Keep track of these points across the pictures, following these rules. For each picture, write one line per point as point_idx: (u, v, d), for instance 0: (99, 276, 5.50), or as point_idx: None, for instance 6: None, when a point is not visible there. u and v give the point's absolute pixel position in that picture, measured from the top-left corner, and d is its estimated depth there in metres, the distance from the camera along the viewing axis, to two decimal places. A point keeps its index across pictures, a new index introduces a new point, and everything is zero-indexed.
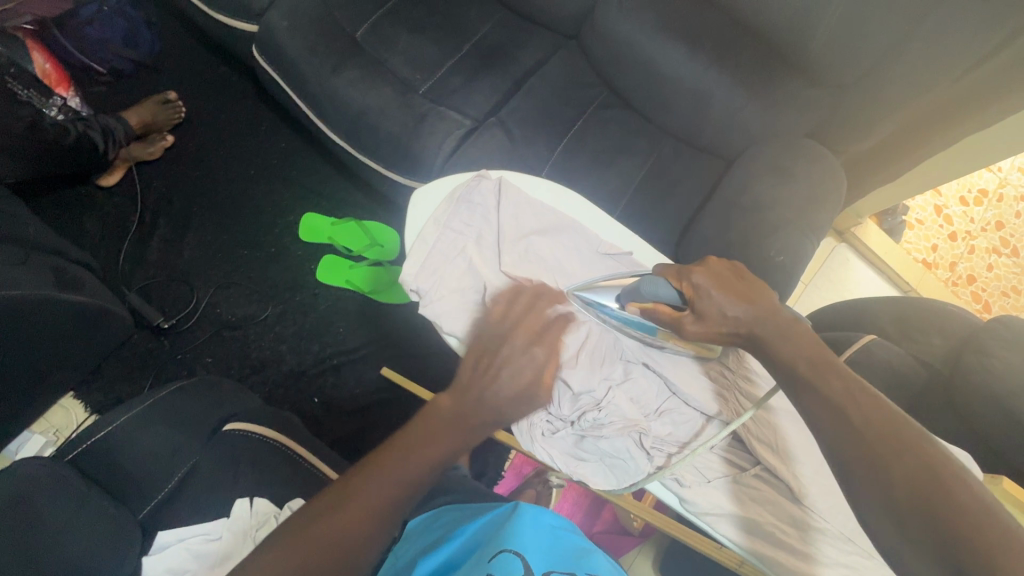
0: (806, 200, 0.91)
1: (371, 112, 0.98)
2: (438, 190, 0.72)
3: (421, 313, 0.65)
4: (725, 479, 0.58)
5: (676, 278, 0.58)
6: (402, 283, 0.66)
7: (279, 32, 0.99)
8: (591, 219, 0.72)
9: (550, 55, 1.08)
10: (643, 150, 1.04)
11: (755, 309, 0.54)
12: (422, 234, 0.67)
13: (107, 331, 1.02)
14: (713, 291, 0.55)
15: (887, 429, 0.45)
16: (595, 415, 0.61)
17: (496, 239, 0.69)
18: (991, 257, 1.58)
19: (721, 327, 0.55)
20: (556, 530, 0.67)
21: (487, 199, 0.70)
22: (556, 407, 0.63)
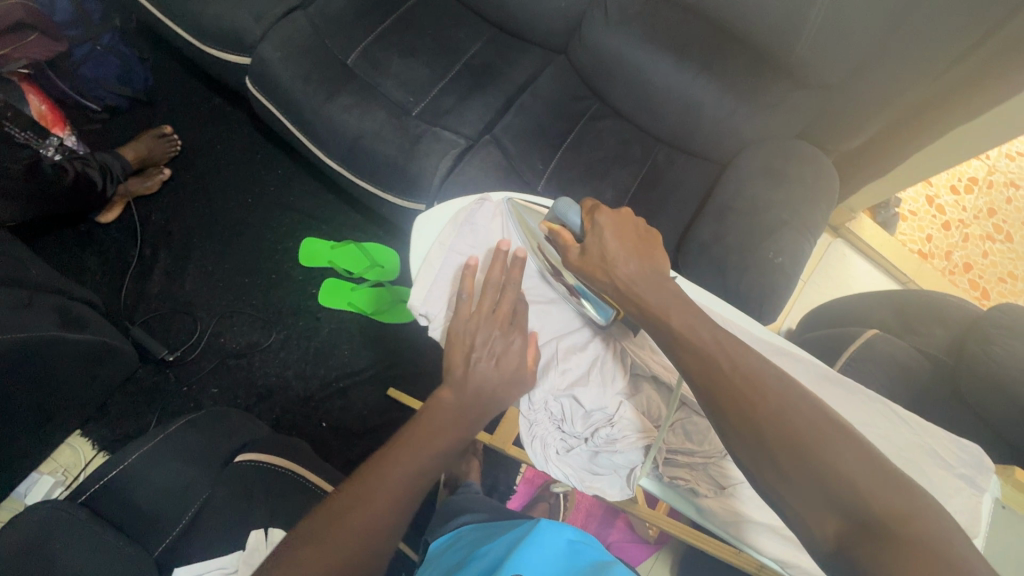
0: (800, 200, 0.92)
1: (367, 137, 0.99)
2: (441, 215, 0.73)
3: (432, 336, 0.66)
4: (741, 486, 0.59)
5: (585, 213, 0.61)
6: (411, 308, 0.66)
7: (270, 62, 1.00)
8: None
9: (540, 71, 1.10)
10: (636, 159, 1.05)
11: (634, 259, 0.56)
12: (428, 260, 0.68)
13: (112, 367, 1.02)
14: (605, 233, 0.58)
15: (750, 370, 0.46)
16: (608, 431, 0.61)
17: None
18: (985, 244, 1.59)
19: (598, 264, 0.58)
20: (575, 546, 0.67)
21: (491, 223, 0.70)
22: (569, 425, 0.63)
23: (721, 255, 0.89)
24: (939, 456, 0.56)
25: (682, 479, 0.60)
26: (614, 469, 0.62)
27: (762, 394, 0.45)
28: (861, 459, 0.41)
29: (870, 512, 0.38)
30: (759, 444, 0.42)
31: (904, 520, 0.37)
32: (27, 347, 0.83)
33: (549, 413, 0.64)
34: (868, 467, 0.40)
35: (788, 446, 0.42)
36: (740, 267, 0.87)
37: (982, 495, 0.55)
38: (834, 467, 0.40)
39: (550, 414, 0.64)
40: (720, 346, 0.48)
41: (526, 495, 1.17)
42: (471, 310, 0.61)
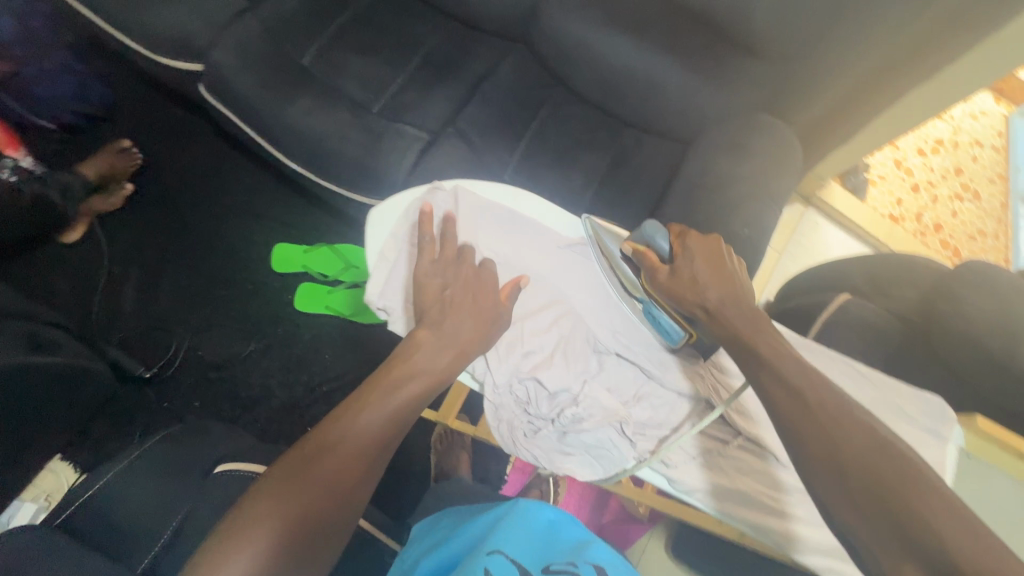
0: (765, 172, 0.93)
1: (329, 137, 0.98)
2: (396, 207, 0.71)
3: (390, 330, 0.65)
4: (707, 454, 0.61)
5: (674, 237, 0.63)
6: (368, 302, 0.66)
7: (224, 67, 0.98)
8: (557, 218, 0.72)
9: (500, 60, 1.09)
10: (602, 142, 1.05)
11: (726, 289, 0.58)
12: (383, 253, 0.67)
13: (87, 389, 1.01)
14: (695, 259, 0.60)
15: (838, 411, 0.48)
16: (574, 411, 0.61)
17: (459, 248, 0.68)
18: (954, 203, 1.62)
19: (689, 289, 0.59)
20: (556, 522, 0.67)
21: (447, 211, 0.69)
22: (534, 407, 0.63)
23: (690, 232, 0.89)
24: (906, 412, 0.58)
25: (651, 451, 0.60)
26: (584, 449, 0.62)
27: (849, 437, 0.46)
28: (945, 511, 0.41)
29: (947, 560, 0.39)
30: (840, 480, 0.45)
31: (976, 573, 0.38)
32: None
33: (514, 396, 0.63)
34: (955, 517, 0.40)
35: (870, 484, 0.44)
36: (708, 242, 0.87)
37: (946, 444, 0.57)
38: (912, 510, 0.41)
39: (516, 398, 0.63)
40: (807, 379, 0.50)
41: (517, 484, 1.18)
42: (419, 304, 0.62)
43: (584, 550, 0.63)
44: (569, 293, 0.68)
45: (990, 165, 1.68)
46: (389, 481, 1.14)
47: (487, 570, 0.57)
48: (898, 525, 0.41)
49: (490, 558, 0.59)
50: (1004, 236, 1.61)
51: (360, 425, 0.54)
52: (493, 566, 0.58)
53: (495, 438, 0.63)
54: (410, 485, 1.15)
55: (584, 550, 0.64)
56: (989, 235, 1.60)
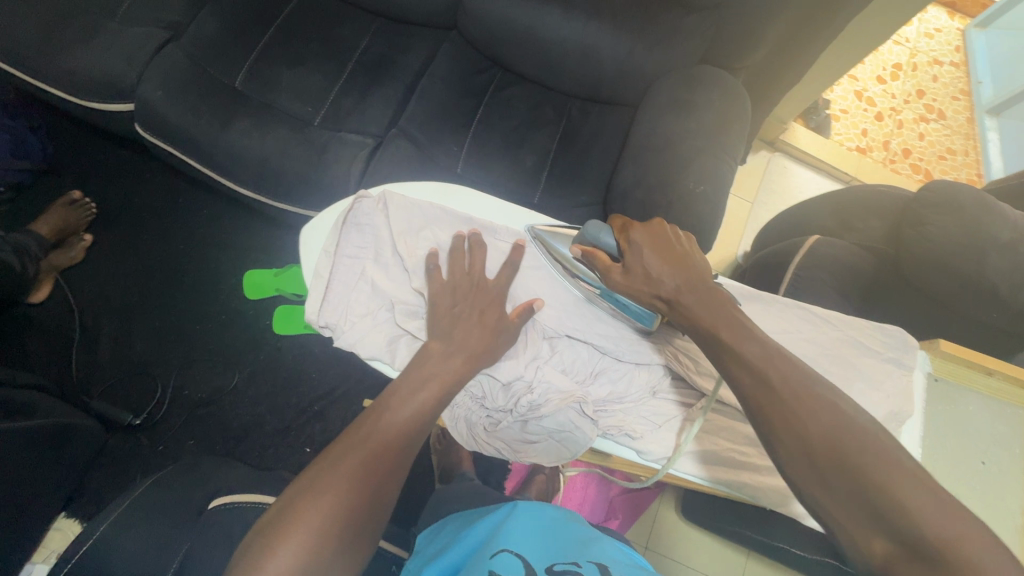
0: (712, 125, 0.91)
1: (272, 156, 0.96)
2: (325, 223, 0.69)
3: (336, 346, 0.63)
4: (673, 420, 0.62)
5: (619, 232, 0.61)
6: (311, 323, 0.64)
7: (154, 101, 0.96)
8: (488, 207, 0.70)
9: (434, 52, 1.07)
10: (551, 119, 1.04)
11: (684, 276, 0.56)
12: (317, 271, 0.64)
13: (77, 443, 1.01)
14: (644, 249, 0.58)
15: (798, 383, 0.47)
16: (529, 399, 0.61)
17: (391, 253, 0.66)
18: (920, 126, 1.61)
19: (644, 284, 0.57)
20: (557, 523, 0.69)
21: (374, 217, 0.67)
22: (491, 401, 0.63)
23: (646, 197, 0.88)
24: (868, 347, 0.59)
25: (615, 426, 0.62)
26: (548, 435, 0.62)
27: (814, 414, 0.45)
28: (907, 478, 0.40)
29: (916, 532, 0.38)
30: (810, 461, 0.43)
31: (952, 544, 0.37)
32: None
33: (469, 394, 0.64)
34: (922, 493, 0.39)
35: (834, 464, 0.43)
36: (665, 205, 0.86)
37: (911, 372, 0.58)
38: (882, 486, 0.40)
39: (471, 395, 0.64)
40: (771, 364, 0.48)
41: (521, 472, 1.19)
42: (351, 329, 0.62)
43: (590, 547, 0.63)
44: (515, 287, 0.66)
45: (951, 82, 1.66)
46: None
47: (492, 571, 0.56)
48: (869, 500, 0.40)
49: (497, 560, 0.59)
50: (974, 150, 1.60)
51: (375, 434, 0.54)
52: (499, 567, 0.57)
53: (454, 434, 0.66)
54: (415, 489, 1.15)
55: (591, 547, 0.63)
56: (959, 153, 1.59)
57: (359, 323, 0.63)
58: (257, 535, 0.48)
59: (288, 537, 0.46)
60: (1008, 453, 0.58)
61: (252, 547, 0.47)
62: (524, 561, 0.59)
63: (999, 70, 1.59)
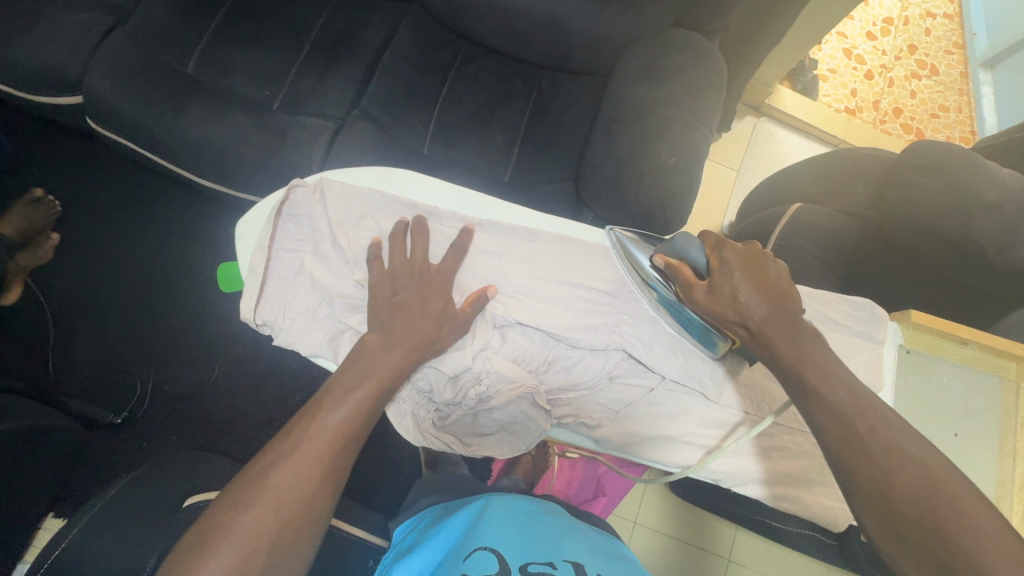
0: (685, 92, 0.87)
1: (231, 144, 0.93)
2: (261, 216, 0.66)
3: (275, 344, 0.61)
4: (630, 406, 0.63)
5: (710, 248, 0.58)
6: (246, 321, 0.62)
7: (104, 91, 0.92)
8: (433, 190, 0.66)
9: (395, 27, 1.02)
10: (520, 93, 1.00)
11: (773, 305, 0.54)
12: (251, 268, 0.62)
13: (56, 444, 1.00)
14: (737, 270, 0.55)
15: (887, 438, 0.47)
16: (479, 391, 0.60)
17: (329, 246, 0.63)
18: (911, 83, 1.55)
19: (728, 308, 0.55)
20: (534, 519, 0.67)
21: (310, 208, 0.64)
22: (438, 395, 0.62)
23: (617, 171, 0.85)
24: (837, 321, 0.58)
25: (572, 415, 0.62)
26: (500, 427, 0.62)
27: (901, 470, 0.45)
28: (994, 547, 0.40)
29: None
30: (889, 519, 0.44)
31: None
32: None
33: (415, 388, 0.62)
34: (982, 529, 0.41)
35: (915, 521, 0.43)
36: (636, 179, 0.83)
37: (880, 346, 0.57)
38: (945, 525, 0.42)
39: (417, 389, 0.62)
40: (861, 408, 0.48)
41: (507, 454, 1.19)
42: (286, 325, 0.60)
43: (568, 545, 0.62)
44: (464, 275, 0.64)
45: (944, 35, 1.60)
46: (380, 475, 1.14)
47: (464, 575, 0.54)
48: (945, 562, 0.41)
49: (470, 560, 0.57)
50: (967, 107, 1.55)
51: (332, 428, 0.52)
52: (471, 569, 0.55)
53: (399, 432, 0.63)
54: (401, 474, 1.15)
55: (568, 545, 0.62)
56: (952, 110, 1.54)
57: (294, 320, 0.61)
58: (220, 509, 0.49)
59: (250, 514, 0.48)
60: (982, 424, 0.57)
61: (213, 522, 0.48)
62: (499, 557, 0.57)
63: (993, 21, 1.53)
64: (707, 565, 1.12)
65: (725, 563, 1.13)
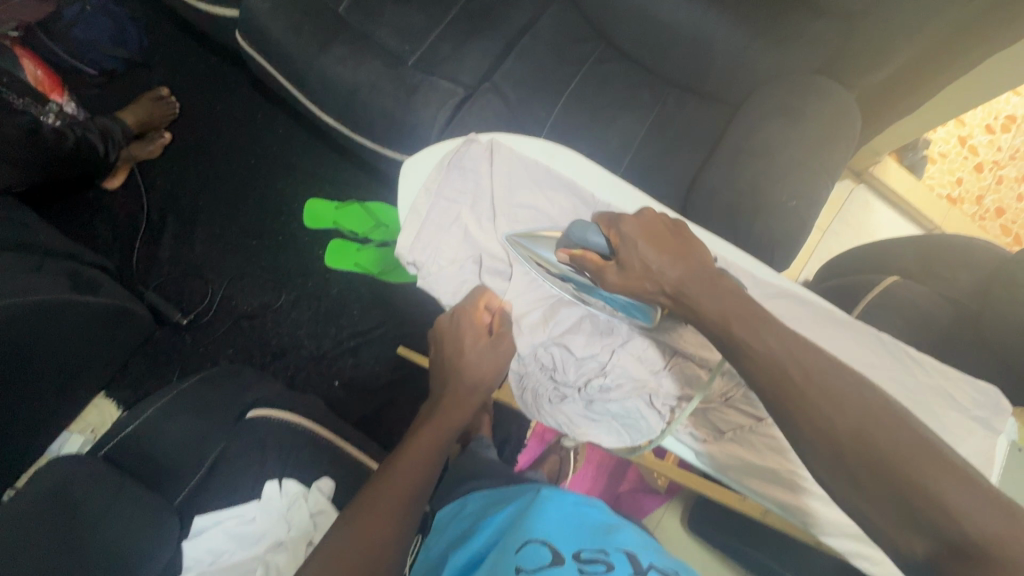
0: (817, 140, 0.87)
1: (363, 88, 0.96)
2: (428, 160, 0.69)
3: (420, 285, 0.66)
4: (740, 431, 0.62)
5: (607, 227, 0.58)
6: (398, 256, 0.65)
7: (259, 13, 0.96)
8: (592, 175, 0.67)
9: (540, 12, 1.03)
10: (645, 104, 1.00)
11: (683, 266, 0.54)
12: (414, 207, 0.65)
13: (128, 330, 1.03)
14: (637, 241, 0.55)
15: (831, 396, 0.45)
16: (601, 381, 0.63)
17: (489, 206, 0.66)
18: (1021, 186, 1.50)
19: (643, 278, 0.55)
20: (581, 507, 0.68)
21: (479, 166, 0.67)
22: (561, 374, 0.64)
23: (732, 202, 0.85)
24: (957, 400, 0.59)
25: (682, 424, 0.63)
26: (609, 417, 0.64)
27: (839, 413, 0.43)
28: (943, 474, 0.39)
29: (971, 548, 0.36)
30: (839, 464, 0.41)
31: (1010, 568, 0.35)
32: (53, 310, 0.84)
33: (540, 362, 0.65)
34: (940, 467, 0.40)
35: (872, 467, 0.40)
36: (751, 212, 0.83)
37: (996, 435, 0.59)
38: (919, 485, 0.38)
39: (541, 365, 0.65)
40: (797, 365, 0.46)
41: (534, 451, 1.20)
42: (437, 270, 0.65)
43: (613, 533, 0.63)
44: None
45: None
46: None
47: (519, 568, 0.55)
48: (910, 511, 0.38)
49: (521, 552, 0.57)
50: None
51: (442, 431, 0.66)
52: (525, 562, 0.56)
53: (521, 403, 0.67)
54: None
55: (613, 534, 0.63)
56: None
57: (447, 268, 0.65)
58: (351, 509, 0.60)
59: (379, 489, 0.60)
60: None
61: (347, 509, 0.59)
62: (552, 551, 0.58)
63: None
64: None
65: None
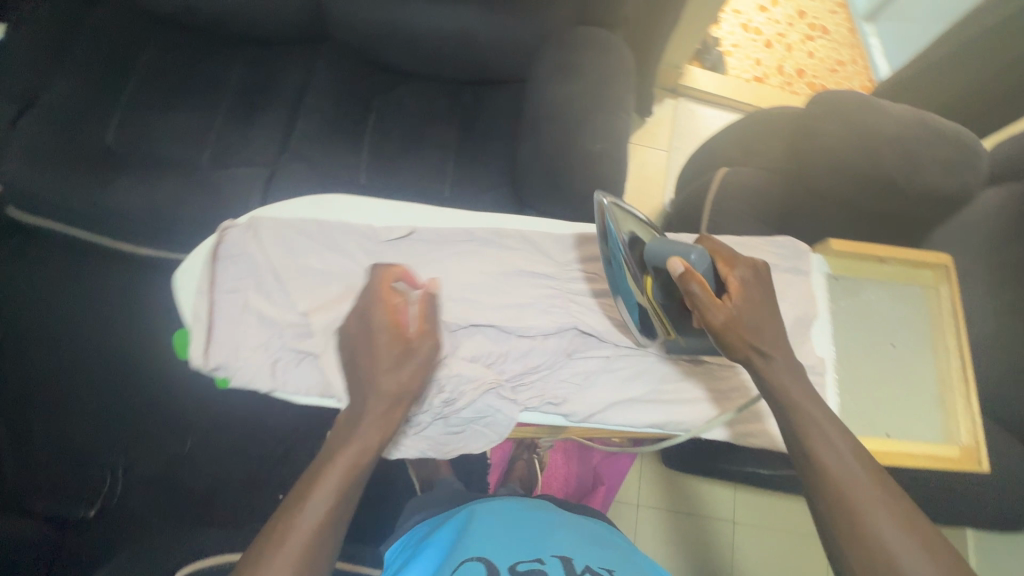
0: (598, 83, 0.92)
1: (164, 207, 0.92)
2: (196, 260, 0.65)
3: (235, 385, 0.61)
4: (590, 374, 0.67)
5: (727, 269, 0.61)
6: (199, 368, 0.61)
7: (21, 178, 0.90)
8: (364, 209, 0.68)
9: (313, 68, 1.04)
10: (446, 111, 1.03)
11: (775, 329, 0.60)
12: (194, 312, 0.61)
13: (26, 552, 0.93)
14: (751, 296, 0.60)
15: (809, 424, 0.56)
16: (444, 396, 0.62)
17: (274, 279, 0.64)
18: (808, 45, 1.66)
19: (742, 329, 0.58)
20: (520, 516, 0.66)
21: (246, 245, 0.64)
22: (405, 406, 0.62)
23: (551, 166, 0.88)
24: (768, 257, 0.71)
25: (537, 398, 0.65)
26: (470, 422, 0.65)
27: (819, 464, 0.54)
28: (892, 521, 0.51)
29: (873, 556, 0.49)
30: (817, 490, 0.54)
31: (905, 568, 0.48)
32: None
33: None
34: (874, 480, 0.53)
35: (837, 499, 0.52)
36: (568, 170, 0.87)
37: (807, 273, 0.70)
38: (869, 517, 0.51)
39: None
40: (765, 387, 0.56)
41: (500, 465, 1.18)
42: (248, 363, 0.61)
43: (560, 536, 0.63)
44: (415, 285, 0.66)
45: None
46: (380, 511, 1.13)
47: None
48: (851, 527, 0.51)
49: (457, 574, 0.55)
50: (861, 58, 1.67)
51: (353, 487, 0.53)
52: None
53: None
54: (398, 506, 1.14)
55: (551, 538, 0.62)
56: (848, 63, 1.65)
57: (256, 356, 0.61)
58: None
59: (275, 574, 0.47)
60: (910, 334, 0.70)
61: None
62: (487, 566, 0.56)
63: None
64: (716, 529, 1.26)
65: (731, 525, 1.26)
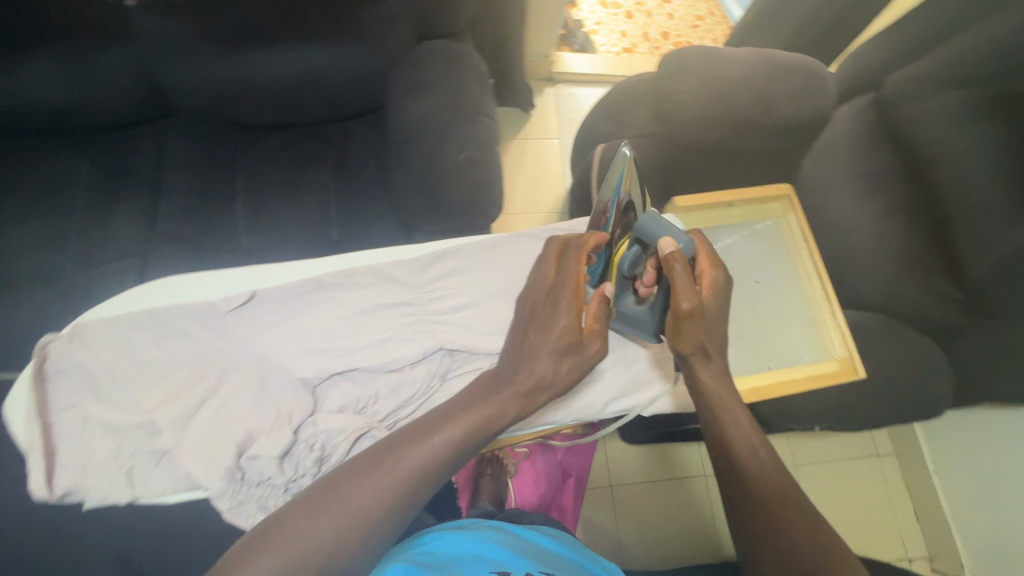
0: (452, 95, 0.92)
1: (34, 325, 0.87)
2: (22, 386, 0.60)
3: (93, 503, 0.59)
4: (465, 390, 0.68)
5: (710, 267, 0.65)
6: (46, 496, 0.58)
7: None
8: (201, 284, 0.65)
9: (166, 143, 1.00)
10: (314, 154, 1.01)
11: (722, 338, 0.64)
12: (28, 442, 0.57)
13: None
14: (716, 302, 0.64)
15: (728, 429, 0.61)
16: (314, 456, 0.61)
17: (109, 384, 0.60)
18: (666, 7, 1.72)
19: (699, 329, 0.62)
20: (459, 543, 0.61)
21: (68, 357, 0.59)
22: (277, 478, 0.60)
23: (424, 187, 0.88)
24: None
25: None
26: None
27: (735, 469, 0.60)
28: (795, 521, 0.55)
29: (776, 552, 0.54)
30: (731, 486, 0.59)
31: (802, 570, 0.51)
32: None
33: (249, 483, 0.60)
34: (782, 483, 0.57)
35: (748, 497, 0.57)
36: (441, 186, 0.87)
37: None
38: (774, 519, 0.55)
39: (252, 484, 0.60)
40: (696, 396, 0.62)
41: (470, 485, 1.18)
42: (101, 477, 0.58)
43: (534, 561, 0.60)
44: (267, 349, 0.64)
45: None
46: None
47: None
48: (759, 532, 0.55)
49: None
50: (717, 9, 1.74)
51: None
52: None
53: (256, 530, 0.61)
54: None
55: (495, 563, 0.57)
56: (707, 16, 1.72)
57: (108, 468, 0.59)
58: None
59: None
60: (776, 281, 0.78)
61: None
62: None
63: None
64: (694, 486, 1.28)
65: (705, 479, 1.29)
